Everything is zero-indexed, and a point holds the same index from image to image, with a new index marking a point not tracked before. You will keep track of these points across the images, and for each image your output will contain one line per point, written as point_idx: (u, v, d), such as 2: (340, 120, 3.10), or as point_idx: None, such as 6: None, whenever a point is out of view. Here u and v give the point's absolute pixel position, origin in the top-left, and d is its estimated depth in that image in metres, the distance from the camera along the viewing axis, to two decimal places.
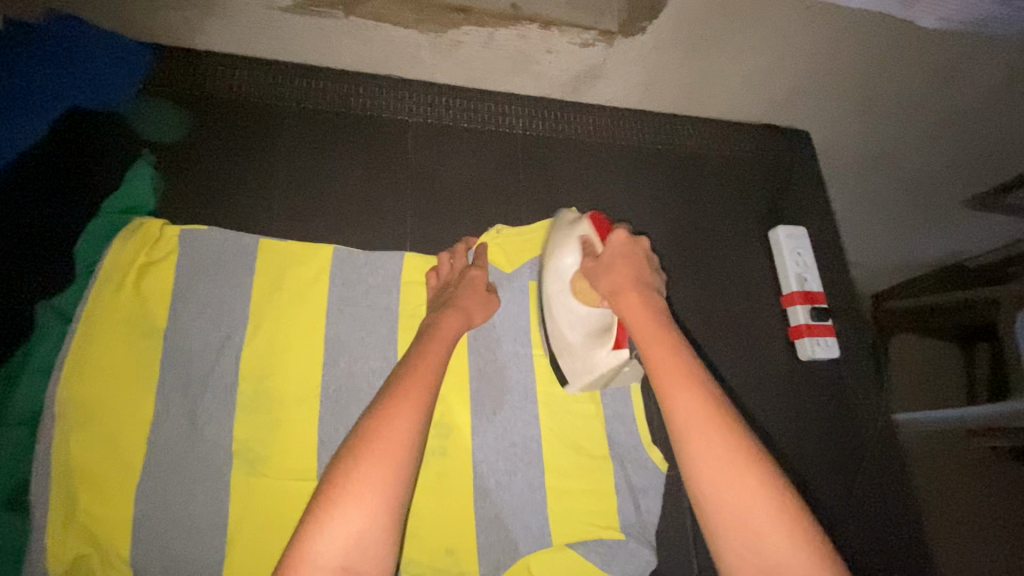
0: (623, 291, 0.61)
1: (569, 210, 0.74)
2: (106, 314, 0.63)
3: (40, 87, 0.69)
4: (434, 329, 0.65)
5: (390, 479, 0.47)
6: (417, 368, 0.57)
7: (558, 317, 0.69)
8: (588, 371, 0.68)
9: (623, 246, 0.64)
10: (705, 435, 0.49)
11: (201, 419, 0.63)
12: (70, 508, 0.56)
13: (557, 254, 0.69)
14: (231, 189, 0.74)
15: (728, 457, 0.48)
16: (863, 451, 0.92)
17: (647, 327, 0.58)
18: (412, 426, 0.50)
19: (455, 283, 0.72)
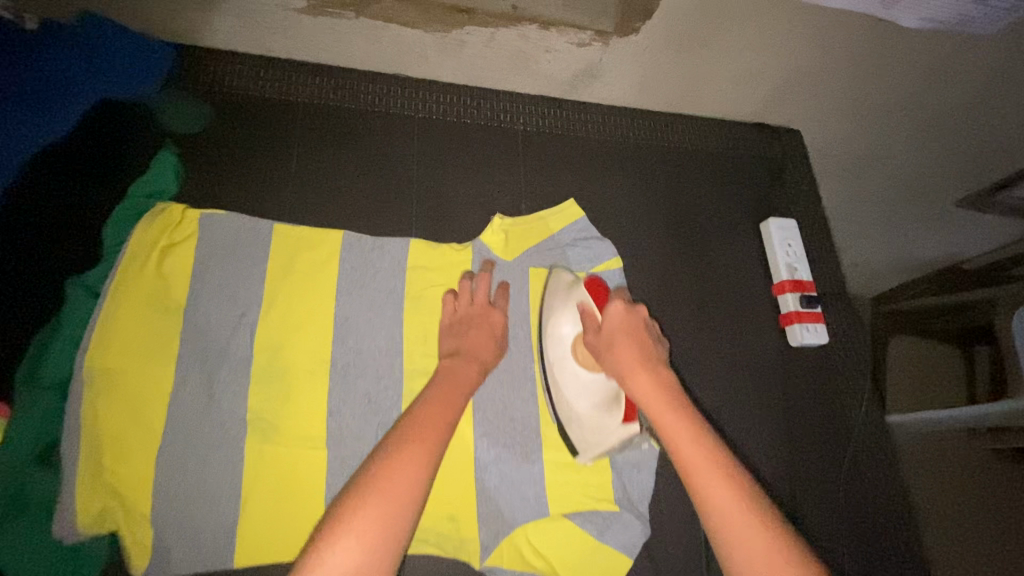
0: (633, 372, 0.65)
1: (557, 273, 0.78)
2: (131, 289, 0.67)
3: (67, 75, 0.71)
4: (451, 375, 0.66)
5: (389, 520, 0.49)
6: (431, 413, 0.60)
7: (564, 388, 0.71)
8: (598, 443, 0.70)
9: (623, 317, 0.69)
10: (735, 516, 0.54)
11: (217, 389, 0.66)
12: (95, 467, 0.60)
13: (560, 321, 0.73)
14: (248, 177, 0.78)
15: (759, 536, 0.53)
16: (856, 437, 0.93)
17: (662, 408, 0.63)
18: (417, 473, 0.53)
19: (474, 324, 0.73)
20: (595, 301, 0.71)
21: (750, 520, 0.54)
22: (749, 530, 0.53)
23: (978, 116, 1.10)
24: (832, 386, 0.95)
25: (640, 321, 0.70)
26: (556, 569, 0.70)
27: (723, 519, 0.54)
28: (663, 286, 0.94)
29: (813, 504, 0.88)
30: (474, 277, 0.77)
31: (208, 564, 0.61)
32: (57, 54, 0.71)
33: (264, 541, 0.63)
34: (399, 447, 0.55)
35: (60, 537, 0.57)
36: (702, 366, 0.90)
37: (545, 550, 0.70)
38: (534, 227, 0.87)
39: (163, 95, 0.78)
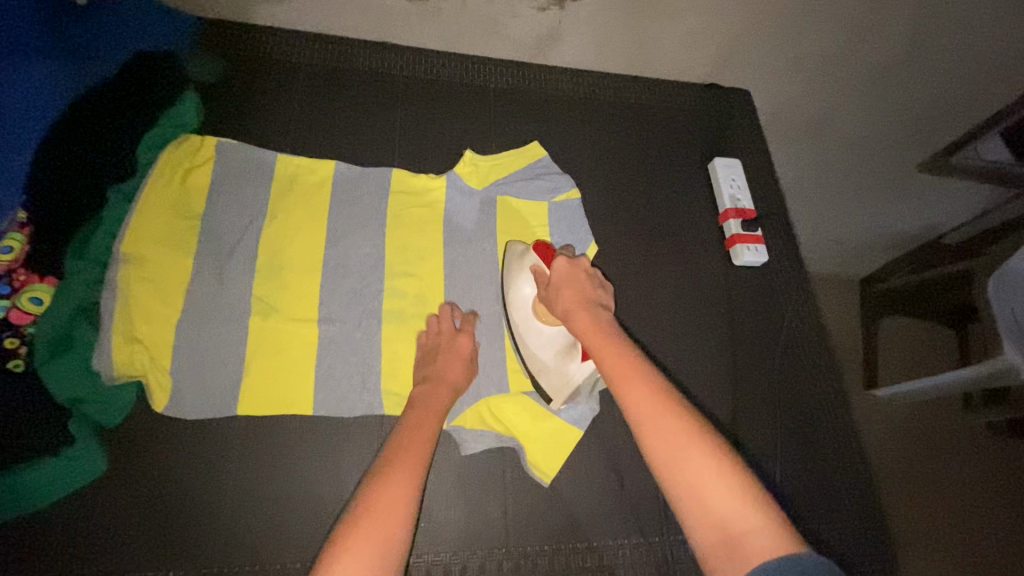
0: (575, 311, 0.70)
1: (513, 244, 0.87)
2: (159, 198, 0.81)
3: (108, 36, 0.87)
4: (427, 405, 0.72)
5: (389, 532, 0.53)
6: (408, 440, 0.66)
7: (529, 341, 0.80)
8: (565, 385, 0.79)
9: (566, 268, 0.75)
10: (659, 421, 0.55)
11: (227, 277, 0.79)
12: (127, 326, 0.72)
13: (520, 281, 0.82)
14: (255, 119, 0.92)
15: (674, 435, 0.54)
16: (797, 346, 1.03)
17: (597, 337, 0.67)
18: (408, 490, 0.58)
19: (444, 350, 0.79)
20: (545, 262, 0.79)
21: (671, 421, 0.55)
22: (664, 429, 0.55)
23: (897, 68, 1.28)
24: (773, 303, 1.04)
25: (583, 271, 0.75)
26: (515, 436, 0.80)
27: (646, 422, 0.56)
28: (622, 215, 1.04)
29: (757, 405, 0.96)
30: (442, 310, 0.84)
31: (215, 410, 0.72)
32: (101, 20, 0.88)
33: (262, 396, 0.74)
34: (389, 474, 0.59)
35: (98, 371, 0.70)
36: (656, 283, 1.00)
37: (505, 420, 0.81)
38: (503, 163, 1.01)
39: (185, 51, 0.92)
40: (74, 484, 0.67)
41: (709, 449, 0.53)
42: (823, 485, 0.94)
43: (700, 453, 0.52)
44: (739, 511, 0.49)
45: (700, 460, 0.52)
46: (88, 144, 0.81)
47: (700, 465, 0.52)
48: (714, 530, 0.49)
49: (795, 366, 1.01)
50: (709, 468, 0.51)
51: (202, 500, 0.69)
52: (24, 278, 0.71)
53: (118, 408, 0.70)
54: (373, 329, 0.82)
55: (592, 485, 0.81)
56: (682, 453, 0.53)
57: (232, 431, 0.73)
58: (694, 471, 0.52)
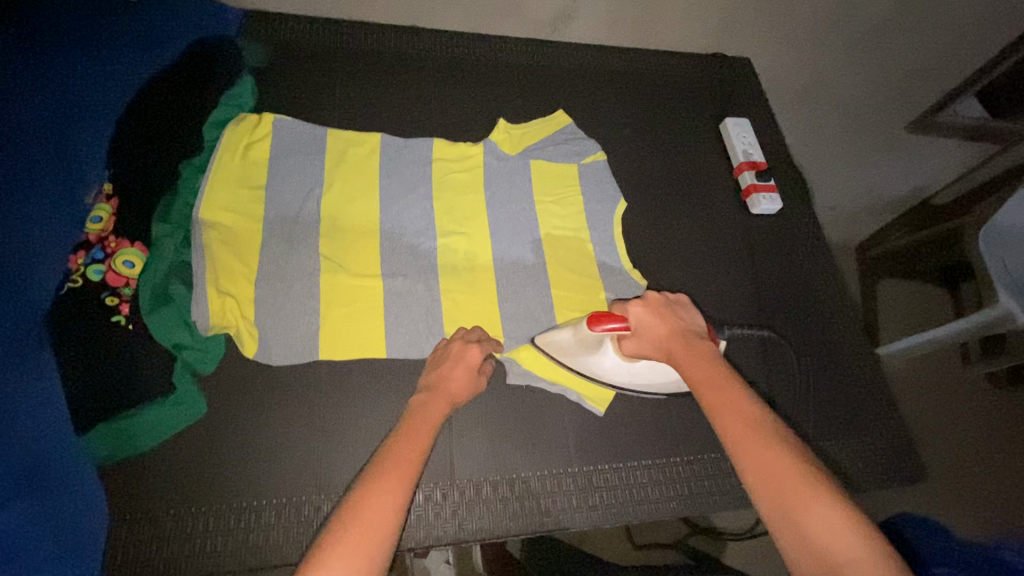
0: (675, 348, 0.69)
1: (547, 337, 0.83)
2: (227, 171, 0.88)
3: (168, 30, 0.95)
4: (420, 418, 0.69)
5: (366, 551, 0.52)
6: (407, 445, 0.64)
7: (652, 380, 0.79)
8: None
9: (643, 312, 0.72)
10: (763, 451, 0.56)
11: (296, 239, 0.86)
12: (215, 284, 0.79)
13: (600, 355, 0.78)
14: (304, 98, 0.99)
15: (788, 476, 0.54)
16: (816, 281, 1.10)
17: (703, 371, 0.65)
18: (394, 501, 0.57)
19: (451, 359, 0.78)
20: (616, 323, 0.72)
21: (778, 461, 0.55)
22: (778, 465, 0.55)
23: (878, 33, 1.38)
24: (791, 245, 1.12)
25: (657, 306, 0.72)
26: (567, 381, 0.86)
27: (746, 449, 0.57)
28: (646, 173, 1.12)
29: (787, 337, 1.03)
30: (470, 329, 0.84)
31: (300, 355, 0.79)
32: (160, 17, 0.96)
33: (341, 342, 0.81)
34: (378, 480, 0.59)
35: (195, 321, 0.77)
36: (683, 232, 1.08)
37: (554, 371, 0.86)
38: (531, 130, 1.08)
39: (236, 39, 0.99)
40: (178, 426, 0.73)
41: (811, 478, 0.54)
42: (854, 406, 1.00)
43: (818, 500, 0.52)
44: (842, 538, 0.50)
45: (803, 495, 0.52)
46: (160, 125, 0.88)
47: (802, 494, 0.53)
48: (809, 555, 0.50)
49: (816, 301, 1.08)
50: (815, 502, 0.52)
51: (294, 436, 0.75)
52: (115, 243, 0.79)
53: (213, 355, 0.76)
54: (432, 280, 0.89)
55: (643, 410, 0.88)
56: (799, 496, 0.53)
57: (315, 374, 0.79)
58: (799, 505, 0.52)
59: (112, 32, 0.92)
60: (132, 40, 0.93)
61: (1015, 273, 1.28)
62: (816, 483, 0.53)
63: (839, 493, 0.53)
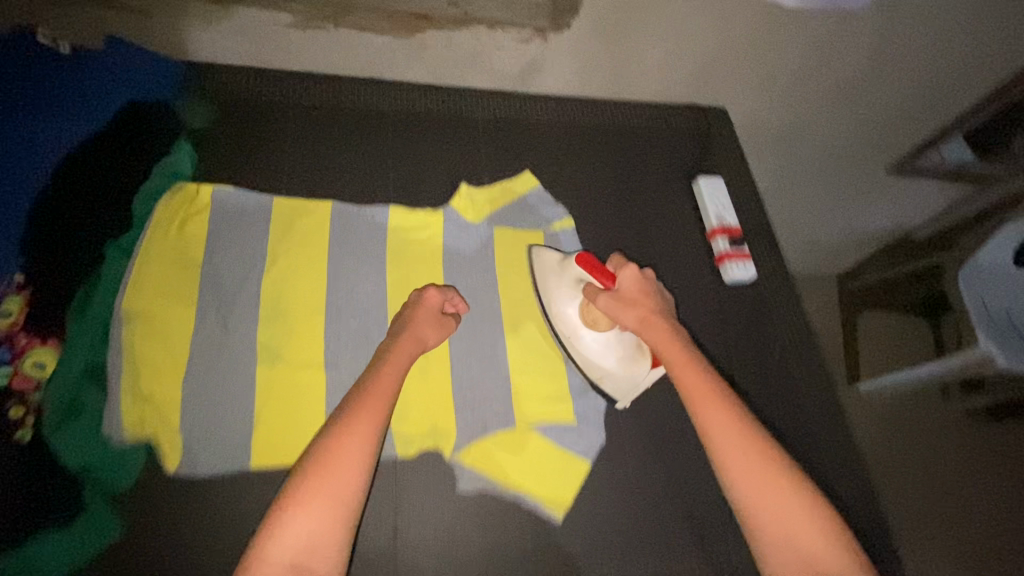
0: (654, 328, 0.79)
1: (539, 255, 0.90)
2: (158, 250, 0.81)
3: (103, 88, 0.88)
4: (390, 358, 0.76)
5: (343, 491, 0.64)
6: (376, 387, 0.72)
7: (592, 352, 0.84)
8: (632, 387, 0.84)
9: (634, 286, 0.81)
10: (734, 447, 0.72)
11: (231, 327, 0.79)
12: (134, 387, 0.73)
13: (563, 299, 0.86)
14: (252, 164, 0.92)
15: (750, 461, 0.71)
16: (794, 358, 1.02)
17: (680, 359, 0.78)
18: (365, 445, 0.67)
19: (412, 305, 0.82)
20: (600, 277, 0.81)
21: (746, 451, 0.71)
22: (743, 454, 0.71)
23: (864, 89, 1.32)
24: (767, 316, 1.05)
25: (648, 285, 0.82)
26: (508, 475, 0.80)
27: (725, 445, 0.72)
28: (614, 240, 1.06)
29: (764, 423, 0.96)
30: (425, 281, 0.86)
31: (228, 465, 0.72)
32: (95, 73, 0.89)
33: (274, 447, 0.75)
34: (350, 427, 0.67)
35: (108, 438, 0.70)
36: None
37: (493, 460, 0.81)
38: (495, 196, 1.02)
39: (177, 96, 0.92)
40: (90, 551, 0.66)
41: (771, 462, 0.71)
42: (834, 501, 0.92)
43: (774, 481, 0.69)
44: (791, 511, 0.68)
45: (773, 480, 0.69)
46: (82, 197, 0.80)
47: (765, 480, 0.70)
48: (766, 523, 0.68)
49: (793, 379, 1.00)
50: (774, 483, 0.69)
51: (219, 560, 0.69)
52: (25, 341, 0.72)
53: (130, 470, 0.70)
54: None
55: (607, 513, 0.81)
56: (762, 478, 0.70)
57: (245, 484, 0.72)
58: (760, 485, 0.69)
59: (39, 94, 0.85)
60: (61, 101, 0.85)
61: (992, 309, 1.27)
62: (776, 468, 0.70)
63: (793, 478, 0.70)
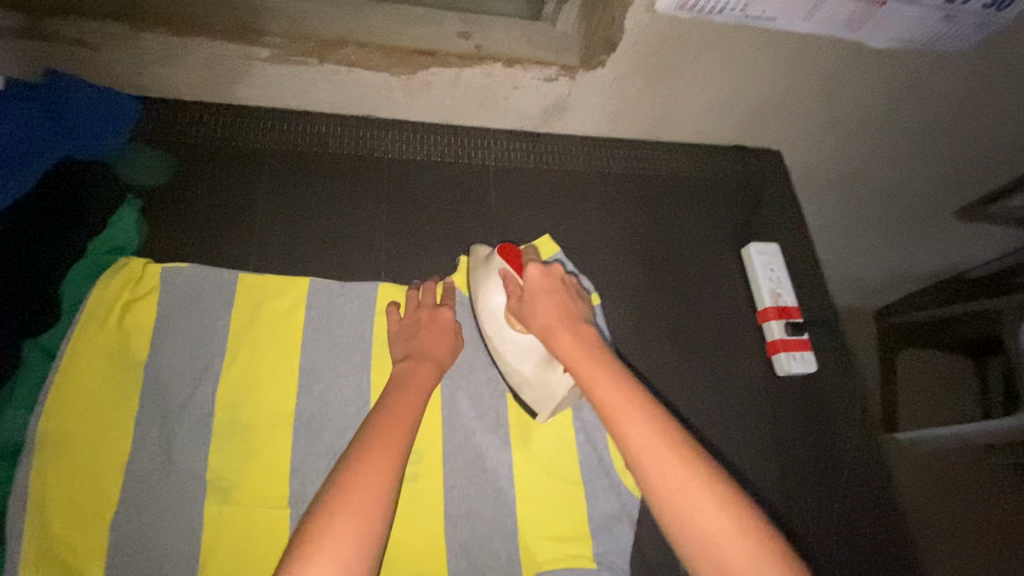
0: (557, 330, 0.64)
1: (477, 249, 0.78)
2: (90, 349, 0.66)
3: (39, 135, 0.72)
4: (409, 383, 0.65)
5: (367, 529, 0.49)
6: (393, 417, 0.59)
7: (507, 351, 0.71)
8: (549, 398, 0.70)
9: (538, 278, 0.67)
10: (660, 464, 0.52)
11: (176, 450, 0.65)
12: (45, 539, 0.59)
13: (489, 290, 0.72)
14: (217, 230, 0.78)
15: (681, 483, 0.51)
16: (851, 465, 0.89)
17: (586, 362, 0.60)
18: (388, 477, 0.53)
19: (424, 325, 0.72)
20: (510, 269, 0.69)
21: (675, 469, 0.52)
22: (670, 474, 0.51)
23: (949, 135, 1.12)
24: (822, 415, 0.91)
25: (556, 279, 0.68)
26: None
27: (649, 465, 0.53)
28: (646, 319, 0.90)
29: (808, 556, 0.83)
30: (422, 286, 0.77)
31: None
32: (28, 114, 0.72)
33: None
34: (367, 457, 0.54)
35: None
36: (689, 402, 0.87)
37: None
38: None
39: (127, 149, 0.79)
40: None
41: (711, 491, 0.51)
42: None
43: (715, 508, 0.50)
44: (737, 547, 0.48)
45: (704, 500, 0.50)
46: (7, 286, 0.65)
47: (705, 507, 0.50)
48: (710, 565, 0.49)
49: (850, 498, 0.87)
50: (711, 510, 0.50)
51: None
52: None
53: None
54: None
55: None
56: (696, 504, 0.50)
57: None
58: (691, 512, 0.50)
59: None
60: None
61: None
62: (714, 487, 0.51)
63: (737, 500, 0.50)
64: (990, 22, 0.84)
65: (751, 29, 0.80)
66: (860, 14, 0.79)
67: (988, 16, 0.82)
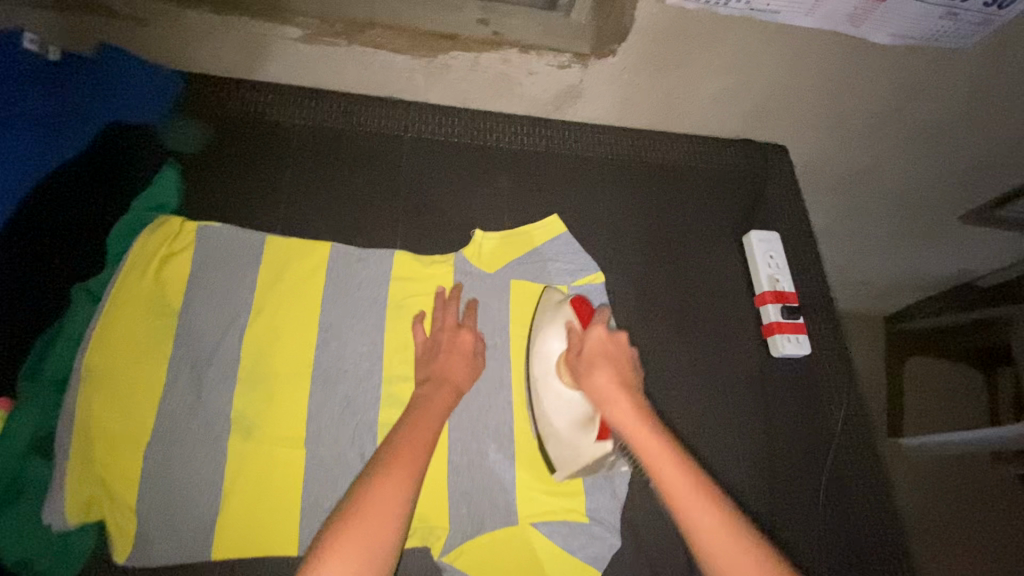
0: (615, 399, 0.70)
1: (547, 292, 0.83)
2: (131, 295, 0.73)
3: (91, 104, 0.80)
4: (427, 405, 0.69)
5: (373, 542, 0.54)
6: (410, 435, 0.64)
7: (551, 404, 0.75)
8: (573, 458, 0.74)
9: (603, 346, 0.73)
10: (717, 537, 0.60)
11: (205, 389, 0.71)
12: (86, 461, 0.65)
13: (548, 341, 0.77)
14: (246, 197, 0.83)
15: (736, 552, 0.59)
16: (841, 445, 0.93)
17: (643, 436, 0.67)
18: (399, 492, 0.58)
19: (445, 348, 0.76)
20: (579, 325, 0.76)
21: (728, 541, 0.60)
22: (727, 544, 0.59)
23: (957, 134, 1.13)
24: (815, 397, 0.95)
25: (619, 347, 0.74)
26: None
27: (707, 536, 0.60)
28: (646, 297, 0.94)
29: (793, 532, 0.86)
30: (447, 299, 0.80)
31: (189, 553, 0.65)
32: (82, 87, 0.80)
33: (241, 535, 0.67)
34: (383, 473, 0.59)
35: (49, 522, 0.62)
36: (685, 377, 0.91)
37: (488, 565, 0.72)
38: (514, 242, 0.90)
39: (167, 117, 0.84)
40: None
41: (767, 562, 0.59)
42: None
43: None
44: None
45: (755, 567, 0.58)
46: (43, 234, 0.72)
47: (755, 573, 0.58)
48: None
49: (841, 477, 0.91)
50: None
51: None
52: None
53: (75, 557, 0.63)
54: (367, 445, 0.73)
55: None
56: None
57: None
58: None
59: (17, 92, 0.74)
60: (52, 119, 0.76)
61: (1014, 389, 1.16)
62: (762, 553, 0.59)
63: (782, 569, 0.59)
64: (991, 21, 0.87)
65: (757, 22, 0.84)
66: (861, 10, 0.82)
67: (988, 15, 0.85)
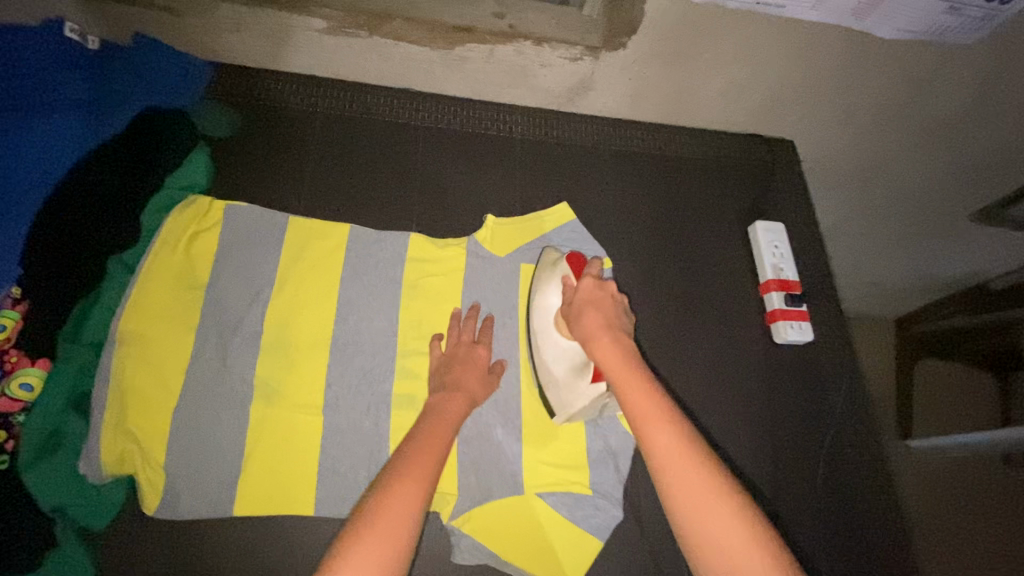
0: (598, 338, 0.70)
1: (547, 251, 0.85)
2: (163, 267, 0.77)
3: (127, 89, 0.84)
4: (440, 416, 0.70)
5: (387, 551, 0.52)
6: (424, 446, 0.64)
7: (549, 352, 0.78)
8: (571, 402, 0.77)
9: (591, 291, 0.74)
10: (678, 466, 0.58)
11: (230, 357, 0.75)
12: (119, 419, 0.70)
13: (546, 292, 0.79)
14: (270, 181, 0.87)
15: (698, 484, 0.57)
16: (842, 430, 0.95)
17: (620, 371, 0.66)
18: (414, 499, 0.57)
19: (461, 361, 0.77)
20: (572, 275, 0.77)
21: (690, 470, 0.58)
22: (687, 473, 0.57)
23: (964, 132, 1.14)
24: (817, 383, 0.96)
25: (609, 294, 0.74)
26: (510, 550, 0.74)
27: (667, 463, 0.58)
28: (652, 283, 0.97)
29: (792, 512, 0.88)
30: (463, 318, 0.82)
31: (213, 508, 0.69)
32: (119, 74, 0.85)
33: (262, 493, 0.70)
34: (397, 481, 0.58)
35: (87, 472, 0.68)
36: (689, 361, 0.94)
37: (495, 532, 0.75)
38: (524, 229, 0.93)
39: (198, 103, 0.88)
40: None
41: (723, 495, 0.56)
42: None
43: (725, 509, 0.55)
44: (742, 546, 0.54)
45: (709, 496, 0.56)
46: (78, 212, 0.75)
47: (711, 504, 0.56)
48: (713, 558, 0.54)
49: (841, 461, 0.93)
50: (716, 511, 0.55)
51: None
52: (16, 359, 0.68)
53: (108, 507, 0.68)
54: (382, 414, 0.76)
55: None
56: (706, 507, 0.56)
57: (228, 532, 0.69)
58: (702, 510, 0.55)
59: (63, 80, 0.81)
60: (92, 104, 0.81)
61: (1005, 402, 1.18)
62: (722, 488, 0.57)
63: (744, 506, 0.56)
64: (995, 15, 0.88)
65: (763, 15, 0.86)
66: (866, 4, 0.84)
67: (992, 10, 0.87)
